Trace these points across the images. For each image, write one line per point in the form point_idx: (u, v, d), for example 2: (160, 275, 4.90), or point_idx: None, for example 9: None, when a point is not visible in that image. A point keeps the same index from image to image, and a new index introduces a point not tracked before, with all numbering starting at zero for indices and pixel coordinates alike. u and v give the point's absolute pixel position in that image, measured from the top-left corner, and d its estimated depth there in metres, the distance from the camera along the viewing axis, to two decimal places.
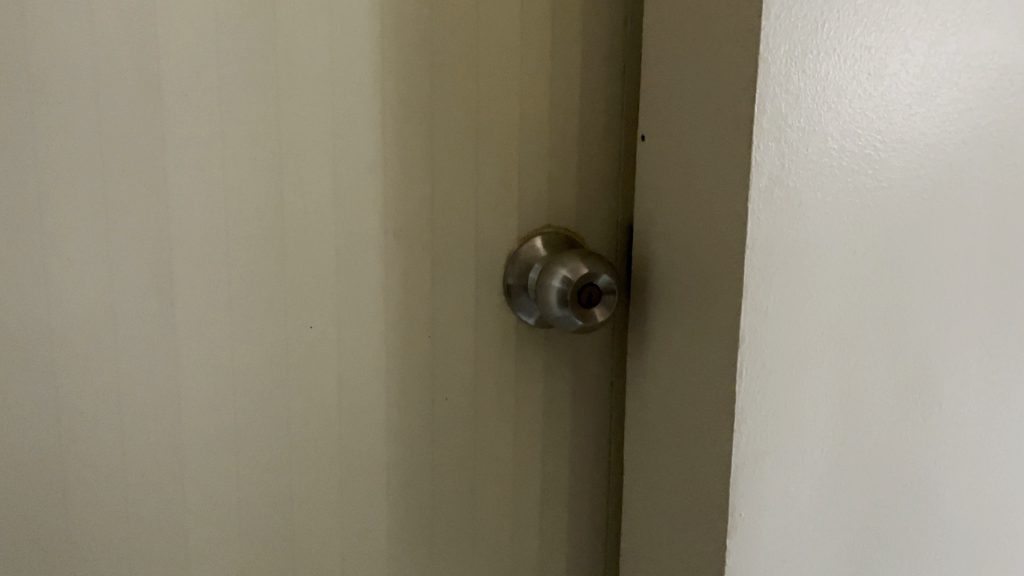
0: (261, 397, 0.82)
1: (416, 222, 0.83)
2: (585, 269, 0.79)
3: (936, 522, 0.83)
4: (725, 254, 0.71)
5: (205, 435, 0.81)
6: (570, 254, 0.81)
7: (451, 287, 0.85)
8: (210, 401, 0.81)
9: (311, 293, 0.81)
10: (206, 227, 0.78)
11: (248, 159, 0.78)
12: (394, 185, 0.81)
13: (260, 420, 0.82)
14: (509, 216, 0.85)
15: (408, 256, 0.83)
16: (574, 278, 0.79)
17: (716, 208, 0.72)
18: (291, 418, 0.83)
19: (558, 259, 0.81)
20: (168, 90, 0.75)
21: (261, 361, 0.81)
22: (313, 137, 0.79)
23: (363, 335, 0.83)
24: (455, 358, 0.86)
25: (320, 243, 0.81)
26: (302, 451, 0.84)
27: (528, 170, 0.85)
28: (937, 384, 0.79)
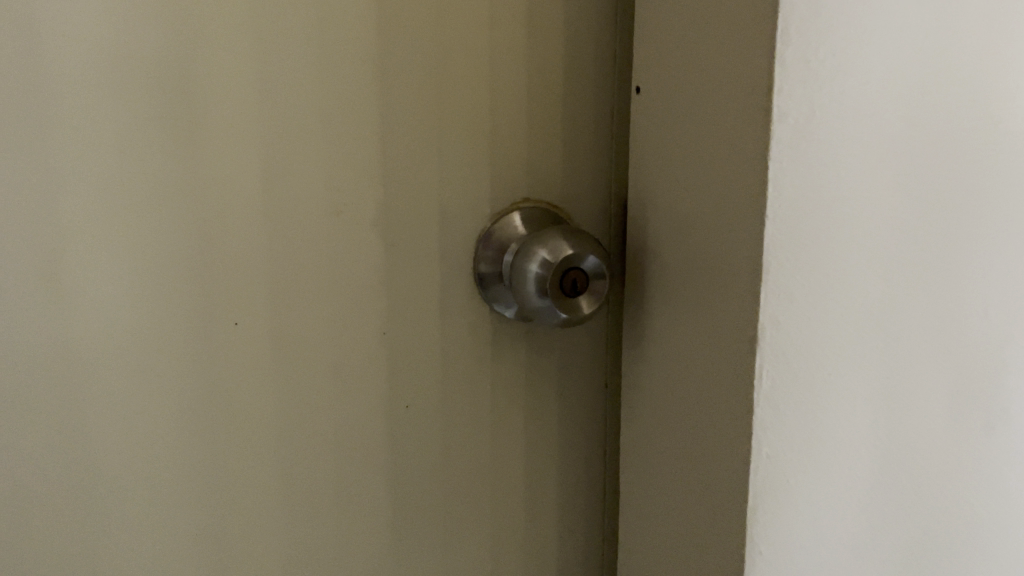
0: (187, 412, 0.68)
1: (370, 198, 0.68)
2: (570, 248, 0.64)
3: (985, 542, 0.71)
4: (741, 229, 0.57)
5: (122, 461, 0.67)
6: (551, 231, 0.66)
7: (410, 274, 0.71)
8: (125, 421, 0.66)
9: (244, 287, 0.67)
10: (101, 204, 0.62)
11: (152, 118, 0.62)
12: (341, 154, 0.66)
13: (188, 440, 0.68)
14: (479, 188, 0.71)
15: (361, 239, 0.69)
16: (556, 261, 0.64)
17: (732, 172, 0.57)
18: (226, 436, 0.69)
19: (537, 237, 0.67)
20: (46, 29, 0.58)
21: (181, 367, 0.67)
22: (233, 91, 0.63)
23: (309, 335, 0.69)
24: (421, 359, 0.73)
25: (251, 227, 0.66)
26: (237, 471, 0.70)
27: (501, 132, 0.70)
28: (1000, 373, 0.66)
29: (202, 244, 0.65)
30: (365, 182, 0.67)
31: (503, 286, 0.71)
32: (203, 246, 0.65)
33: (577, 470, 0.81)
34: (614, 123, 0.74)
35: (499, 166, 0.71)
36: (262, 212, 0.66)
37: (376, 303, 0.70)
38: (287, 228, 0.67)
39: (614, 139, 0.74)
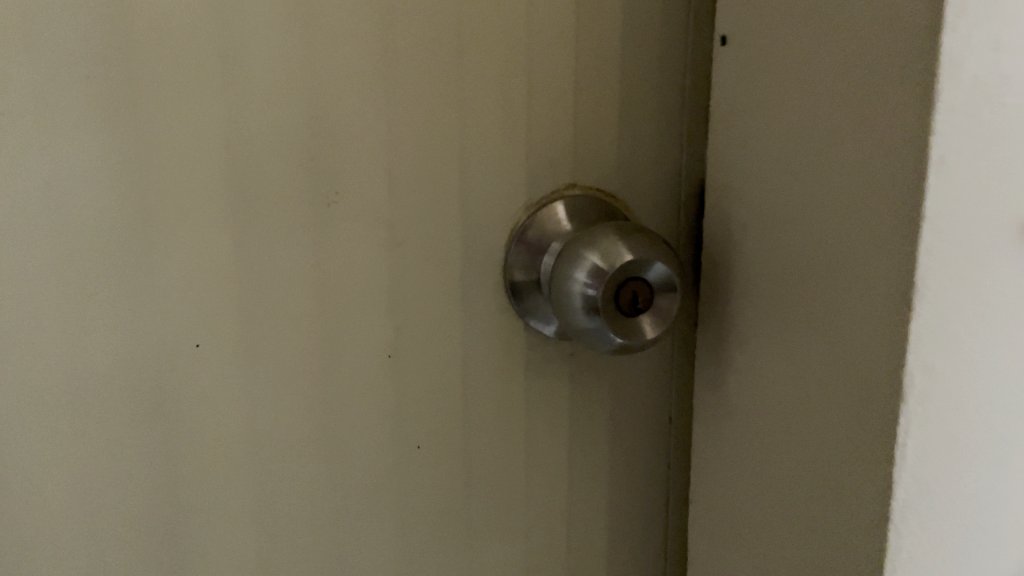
0: (135, 459, 0.53)
1: (372, 185, 0.53)
2: (629, 253, 0.49)
3: None
4: (871, 231, 0.40)
5: (55, 519, 0.52)
6: (604, 229, 0.51)
7: (422, 282, 0.55)
8: (57, 468, 0.52)
9: (207, 300, 0.52)
10: (11, 189, 0.47)
11: (77, 75, 0.46)
12: (333, 127, 0.51)
13: (139, 494, 0.53)
14: (511, 171, 0.55)
15: (358, 237, 0.53)
16: (611, 270, 0.49)
17: (869, 149, 0.41)
18: (187, 488, 0.54)
19: (586, 237, 0.51)
20: None
21: (125, 402, 0.52)
22: (186, 39, 0.47)
23: (293, 360, 0.54)
24: (437, 387, 0.58)
25: (216, 223, 0.51)
26: (206, 531, 0.56)
27: (540, 99, 0.55)
28: None
29: (151, 243, 0.50)
30: (364, 163, 0.52)
31: (540, 295, 0.56)
32: (151, 247, 0.50)
33: (633, 520, 0.65)
34: (687, 88, 0.57)
35: (536, 143, 0.55)
36: (227, 200, 0.50)
37: (379, 318, 0.55)
38: (263, 224, 0.51)
39: (687, 107, 0.58)
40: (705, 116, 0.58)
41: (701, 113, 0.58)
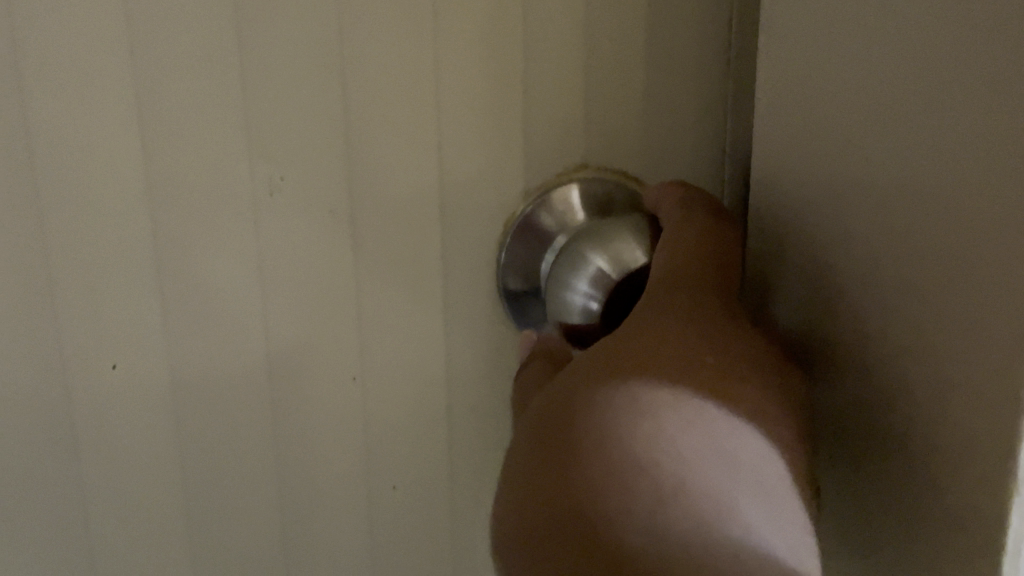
0: (38, 502, 0.43)
1: (321, 169, 0.41)
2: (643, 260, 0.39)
3: None
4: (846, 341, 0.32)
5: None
6: (615, 225, 0.40)
7: (391, 288, 0.44)
8: None
9: (114, 317, 0.41)
10: None
11: None
12: (270, 100, 0.40)
13: (41, 542, 0.43)
14: (506, 148, 0.43)
15: (307, 232, 0.42)
16: (623, 282, 0.39)
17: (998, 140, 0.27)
18: (105, 535, 0.44)
19: (593, 235, 0.41)
20: None
21: (23, 435, 0.41)
22: None
23: (231, 386, 0.43)
24: (414, 422, 0.46)
25: (124, 221, 0.40)
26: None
27: (543, 54, 0.42)
28: None
29: (44, 244, 0.39)
30: (313, 141, 0.41)
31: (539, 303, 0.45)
32: (42, 248, 0.39)
33: None
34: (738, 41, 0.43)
35: (536, 114, 0.43)
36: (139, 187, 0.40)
37: (336, 335, 0.44)
38: (185, 220, 0.41)
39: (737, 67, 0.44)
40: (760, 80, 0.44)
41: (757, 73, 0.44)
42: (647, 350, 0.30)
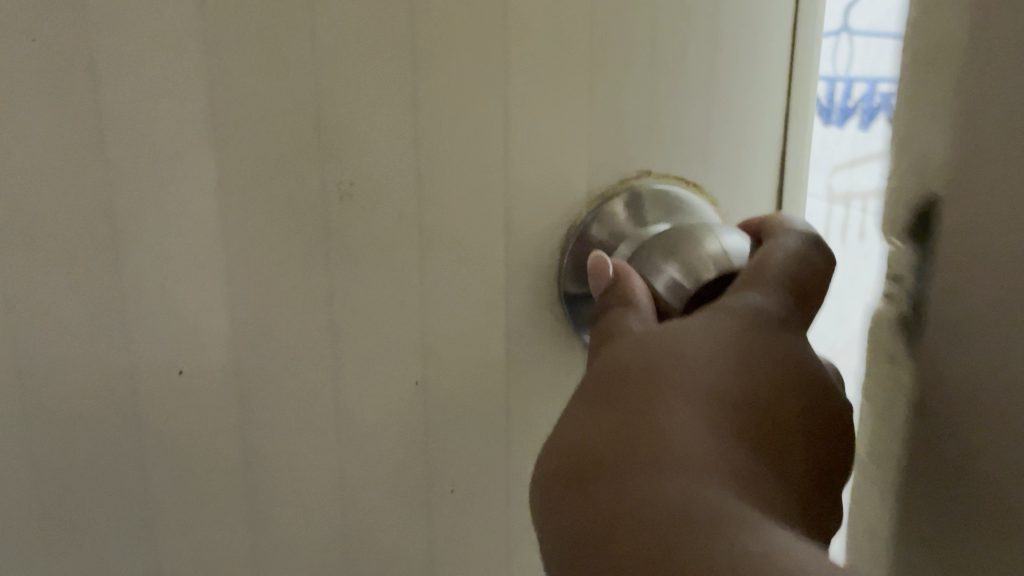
0: (101, 514, 0.40)
1: (399, 172, 0.41)
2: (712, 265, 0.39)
3: None
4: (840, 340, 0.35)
5: None
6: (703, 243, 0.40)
7: (458, 287, 0.44)
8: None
9: (182, 319, 0.40)
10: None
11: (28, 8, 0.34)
12: (354, 101, 0.40)
13: (100, 551, 0.41)
14: (574, 150, 0.44)
15: (378, 232, 0.41)
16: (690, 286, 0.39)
17: None
18: (167, 547, 0.42)
19: (678, 248, 0.41)
20: None
21: (88, 444, 0.39)
22: None
23: (299, 391, 0.42)
24: (473, 424, 0.46)
25: (199, 218, 0.39)
26: None
27: (613, 60, 0.43)
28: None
29: (113, 245, 0.38)
30: (393, 145, 0.41)
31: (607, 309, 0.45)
32: (113, 248, 0.38)
33: None
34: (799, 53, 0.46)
35: (612, 119, 0.44)
36: (214, 187, 0.38)
37: (403, 338, 0.43)
38: (259, 220, 0.40)
39: (791, 80, 0.47)
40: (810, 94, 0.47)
41: (809, 87, 0.47)
42: (706, 360, 0.35)
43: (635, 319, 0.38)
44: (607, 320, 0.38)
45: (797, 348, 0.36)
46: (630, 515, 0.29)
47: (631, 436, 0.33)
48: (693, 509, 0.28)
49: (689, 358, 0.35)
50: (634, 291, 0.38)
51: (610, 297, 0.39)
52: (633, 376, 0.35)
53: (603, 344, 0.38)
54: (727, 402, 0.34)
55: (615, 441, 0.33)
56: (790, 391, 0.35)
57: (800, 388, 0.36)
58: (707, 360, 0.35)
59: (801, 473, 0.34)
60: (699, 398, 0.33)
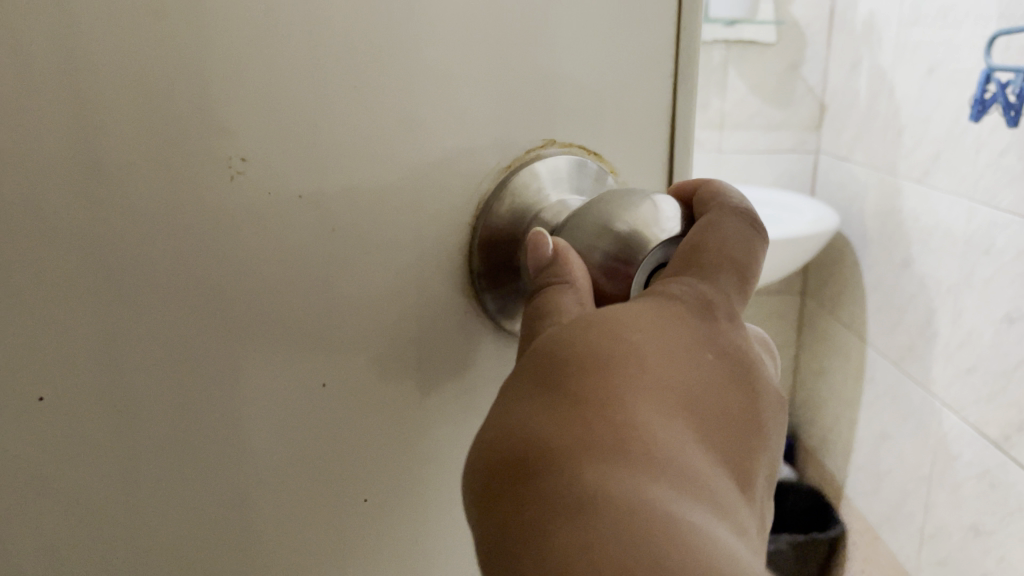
0: None
1: (289, 149, 0.35)
2: (645, 225, 0.37)
3: None
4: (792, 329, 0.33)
5: None
6: (635, 204, 0.37)
7: (367, 278, 0.39)
8: None
9: (39, 324, 0.33)
10: None
11: None
12: (235, 66, 0.34)
13: None
14: (478, 123, 0.41)
15: (270, 220, 0.36)
16: (627, 251, 0.36)
17: None
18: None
19: (609, 211, 0.37)
20: None
21: None
22: None
23: (190, 405, 0.36)
24: (387, 427, 0.42)
25: (56, 202, 0.32)
26: None
27: (510, 27, 0.40)
28: None
29: None
30: (285, 119, 0.35)
31: (512, 283, 0.43)
32: None
33: None
34: (690, 21, 0.45)
35: (513, 90, 0.41)
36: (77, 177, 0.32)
37: (303, 340, 0.38)
38: (131, 211, 0.33)
39: (682, 48, 0.46)
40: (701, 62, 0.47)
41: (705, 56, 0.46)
42: (649, 346, 0.32)
43: (571, 296, 0.36)
44: (542, 299, 0.36)
45: (731, 333, 0.35)
46: (578, 519, 0.27)
47: (567, 423, 0.30)
48: (651, 517, 0.27)
49: (628, 334, 0.33)
50: (573, 270, 0.36)
51: (546, 276, 0.37)
52: (573, 360, 0.32)
53: (537, 323, 0.36)
54: (669, 393, 0.32)
55: (554, 426, 0.30)
56: (725, 365, 0.34)
57: (736, 376, 0.34)
58: (649, 346, 0.32)
59: (746, 457, 0.33)
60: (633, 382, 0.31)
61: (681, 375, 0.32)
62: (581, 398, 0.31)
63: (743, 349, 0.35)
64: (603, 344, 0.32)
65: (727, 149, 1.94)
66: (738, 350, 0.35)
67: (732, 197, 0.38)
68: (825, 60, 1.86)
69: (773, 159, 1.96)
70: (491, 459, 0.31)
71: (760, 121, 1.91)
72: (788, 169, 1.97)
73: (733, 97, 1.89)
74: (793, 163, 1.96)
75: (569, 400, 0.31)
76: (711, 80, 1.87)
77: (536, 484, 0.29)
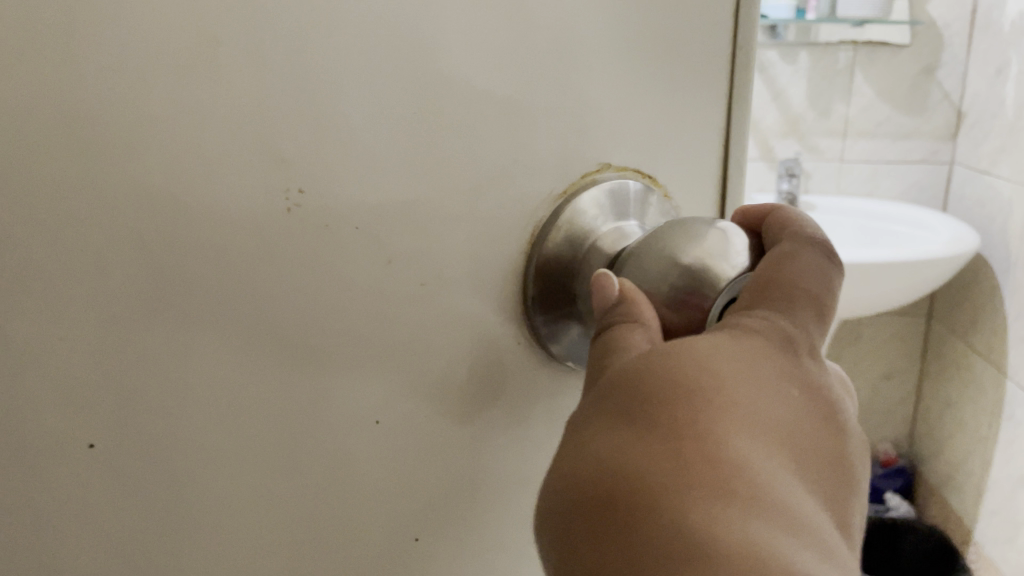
0: None
1: (350, 179, 0.34)
2: (713, 257, 0.35)
3: None
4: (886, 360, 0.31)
5: None
6: (701, 235, 0.36)
7: (423, 310, 0.38)
8: None
9: (89, 384, 0.30)
10: None
11: None
12: (298, 95, 0.32)
13: None
14: (538, 150, 0.39)
15: (329, 253, 0.34)
16: (696, 285, 0.34)
17: None
18: None
19: (674, 242, 0.36)
20: None
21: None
22: None
23: (246, 453, 0.34)
24: (436, 461, 0.40)
25: (111, 247, 0.29)
26: None
27: (573, 52, 0.39)
28: None
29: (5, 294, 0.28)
30: (346, 149, 0.34)
31: (559, 309, 0.42)
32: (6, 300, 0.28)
33: None
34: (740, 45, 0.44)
35: (574, 116, 0.40)
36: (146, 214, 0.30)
37: (360, 377, 0.36)
38: (193, 245, 0.31)
39: (734, 67, 0.45)
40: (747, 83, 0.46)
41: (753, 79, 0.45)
42: (742, 383, 0.30)
43: (639, 336, 0.33)
44: (609, 340, 0.34)
45: (814, 368, 0.33)
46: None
47: (658, 466, 0.28)
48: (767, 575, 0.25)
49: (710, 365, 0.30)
50: (641, 308, 0.34)
51: (613, 315, 0.34)
52: (654, 395, 0.30)
53: (605, 364, 0.33)
54: (766, 434, 0.29)
55: (643, 470, 0.28)
56: (811, 396, 0.32)
57: (823, 414, 0.32)
58: (743, 382, 0.30)
59: (841, 491, 0.31)
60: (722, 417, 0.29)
61: (770, 407, 0.30)
62: (678, 441, 0.28)
63: (826, 385, 0.33)
64: (697, 380, 0.30)
65: (850, 159, 1.71)
66: (822, 386, 0.32)
67: (803, 225, 0.35)
68: (965, 64, 1.61)
69: (903, 172, 1.71)
70: (578, 506, 0.28)
71: (889, 129, 1.68)
72: (911, 181, 1.72)
73: (859, 102, 1.67)
74: (921, 175, 1.71)
75: (664, 442, 0.29)
76: (835, 84, 1.66)
77: (637, 541, 0.27)
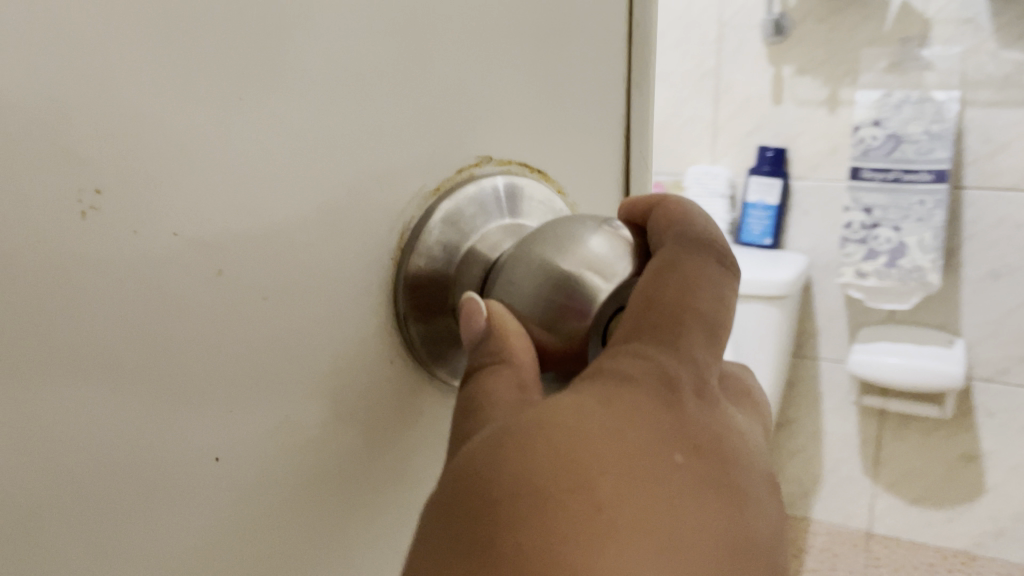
0: None
1: (175, 175, 0.29)
2: (590, 270, 0.31)
3: None
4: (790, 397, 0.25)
5: None
6: (578, 244, 0.31)
7: (282, 328, 0.33)
8: None
9: None
10: None
11: None
12: (92, 73, 0.26)
13: None
14: (419, 148, 0.35)
15: (155, 262, 0.29)
16: (574, 306, 0.30)
17: None
18: None
19: (550, 255, 0.31)
20: None
21: None
22: None
23: (50, 526, 0.27)
24: (297, 504, 0.35)
25: None
26: None
27: (459, 42, 0.36)
28: None
29: None
30: (156, 137, 0.28)
31: (438, 320, 0.38)
32: None
33: None
34: (630, 39, 0.43)
35: (459, 109, 0.36)
36: None
37: (198, 409, 0.30)
38: None
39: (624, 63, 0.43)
40: (631, 68, 0.43)
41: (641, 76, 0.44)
42: (607, 466, 0.24)
43: (508, 376, 0.29)
44: (474, 387, 0.29)
45: (702, 415, 0.27)
46: None
47: None
48: None
49: (565, 435, 0.24)
50: (509, 344, 0.29)
51: (480, 355, 0.30)
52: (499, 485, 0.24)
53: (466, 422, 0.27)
54: (636, 528, 0.23)
55: None
56: (697, 449, 0.26)
57: (716, 475, 0.26)
58: (607, 465, 0.24)
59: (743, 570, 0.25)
60: (581, 510, 0.23)
61: (644, 481, 0.24)
62: (528, 563, 0.22)
63: (720, 433, 0.27)
64: (551, 471, 0.24)
65: None
66: (715, 436, 0.27)
67: (692, 222, 0.30)
68: None
69: None
70: None
71: None
72: None
73: None
74: None
75: (511, 571, 0.22)
76: None
77: None
